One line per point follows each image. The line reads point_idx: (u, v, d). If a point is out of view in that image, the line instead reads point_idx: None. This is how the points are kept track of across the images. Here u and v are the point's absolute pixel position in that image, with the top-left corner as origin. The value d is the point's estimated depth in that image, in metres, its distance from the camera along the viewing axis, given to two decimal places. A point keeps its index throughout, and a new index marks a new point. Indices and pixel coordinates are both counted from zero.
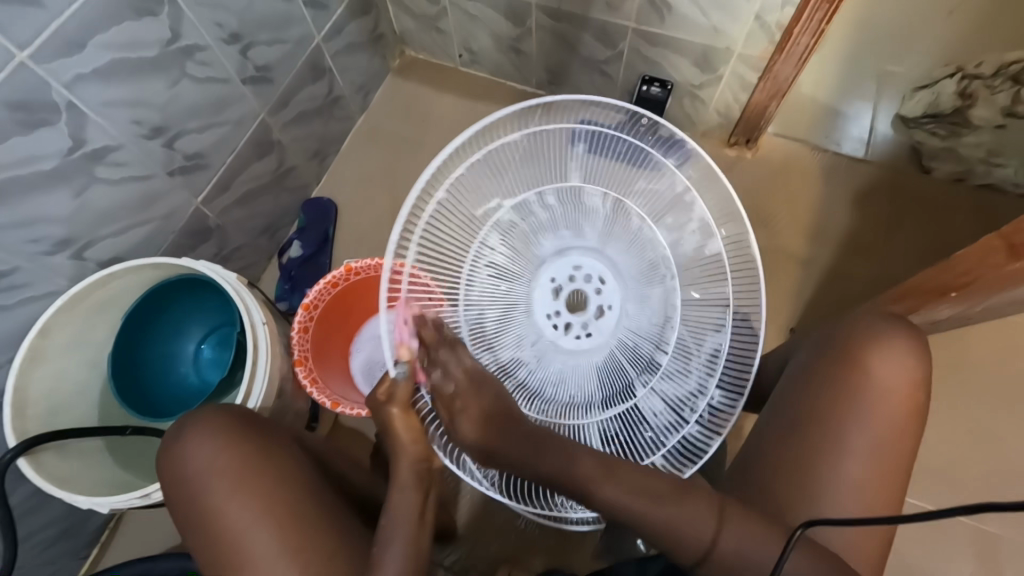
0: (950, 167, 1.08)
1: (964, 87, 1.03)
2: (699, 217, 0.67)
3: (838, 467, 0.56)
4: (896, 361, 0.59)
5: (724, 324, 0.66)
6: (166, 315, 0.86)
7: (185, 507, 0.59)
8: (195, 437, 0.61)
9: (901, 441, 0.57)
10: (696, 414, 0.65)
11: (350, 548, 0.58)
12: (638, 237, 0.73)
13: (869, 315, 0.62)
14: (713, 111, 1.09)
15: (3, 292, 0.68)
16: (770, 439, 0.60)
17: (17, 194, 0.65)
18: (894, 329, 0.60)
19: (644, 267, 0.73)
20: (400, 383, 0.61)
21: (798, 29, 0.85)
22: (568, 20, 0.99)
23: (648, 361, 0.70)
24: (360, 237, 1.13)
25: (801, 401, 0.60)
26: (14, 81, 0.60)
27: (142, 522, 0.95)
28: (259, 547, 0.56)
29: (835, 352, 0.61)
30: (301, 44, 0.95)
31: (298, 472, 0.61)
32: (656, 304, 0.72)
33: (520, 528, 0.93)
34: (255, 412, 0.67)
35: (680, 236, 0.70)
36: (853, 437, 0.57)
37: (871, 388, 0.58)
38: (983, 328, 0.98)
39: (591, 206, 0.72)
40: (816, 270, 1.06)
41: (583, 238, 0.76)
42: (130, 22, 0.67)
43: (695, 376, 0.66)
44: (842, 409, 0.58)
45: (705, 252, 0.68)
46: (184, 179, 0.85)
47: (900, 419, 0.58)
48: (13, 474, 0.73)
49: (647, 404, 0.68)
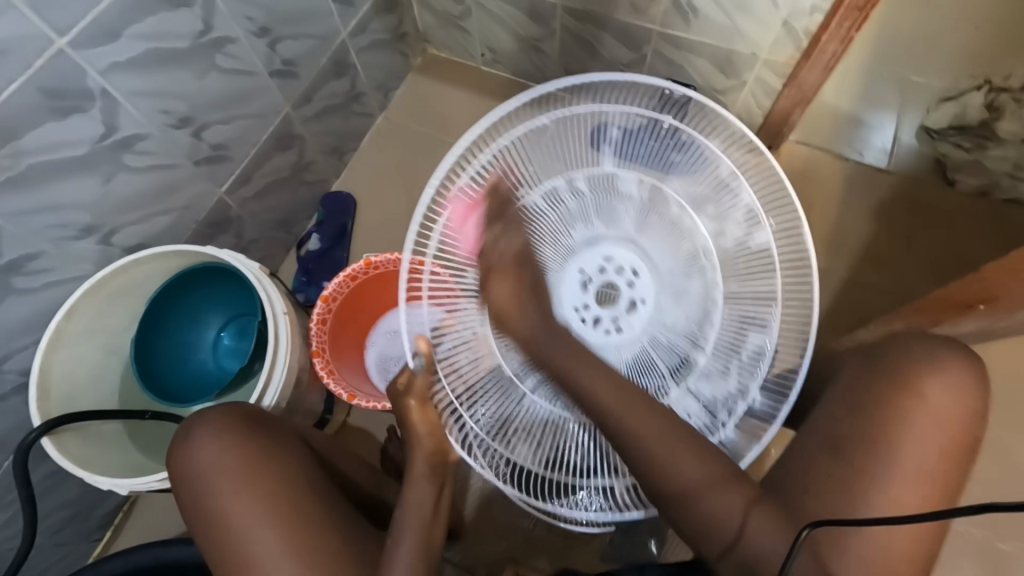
0: (974, 181, 1.07)
1: (991, 100, 1.05)
2: (747, 205, 0.68)
3: (886, 491, 0.55)
4: (951, 388, 0.57)
5: (769, 321, 0.67)
6: (187, 304, 0.87)
7: (193, 502, 0.60)
8: (205, 433, 0.61)
9: (951, 468, 0.56)
10: (733, 416, 0.66)
11: (354, 549, 0.58)
12: (677, 226, 0.72)
13: (929, 339, 0.60)
14: (734, 117, 1.09)
15: (31, 275, 0.70)
16: (815, 458, 0.59)
17: (48, 179, 0.66)
18: (957, 355, 0.58)
19: (685, 259, 0.72)
20: (418, 374, 0.63)
21: (825, 35, 0.84)
22: (592, 21, 0.99)
23: (682, 359, 0.71)
24: (377, 233, 1.13)
25: (854, 423, 0.58)
26: (51, 68, 0.61)
27: (154, 507, 0.96)
28: (266, 545, 0.56)
29: (890, 374, 0.59)
30: (326, 40, 0.96)
31: (306, 471, 0.62)
32: (692, 301, 0.72)
33: (528, 529, 0.93)
34: (263, 409, 0.67)
35: (723, 225, 0.70)
36: (904, 463, 0.55)
37: (926, 414, 0.56)
38: (1004, 345, 0.97)
39: (625, 192, 0.72)
40: (833, 280, 1.05)
41: (617, 227, 0.74)
42: (164, 14, 0.68)
43: (735, 375, 0.68)
44: (895, 433, 0.56)
45: (753, 242, 0.68)
46: (209, 169, 0.86)
47: (951, 447, 0.56)
48: (33, 454, 0.75)
49: (681, 404, 0.69)
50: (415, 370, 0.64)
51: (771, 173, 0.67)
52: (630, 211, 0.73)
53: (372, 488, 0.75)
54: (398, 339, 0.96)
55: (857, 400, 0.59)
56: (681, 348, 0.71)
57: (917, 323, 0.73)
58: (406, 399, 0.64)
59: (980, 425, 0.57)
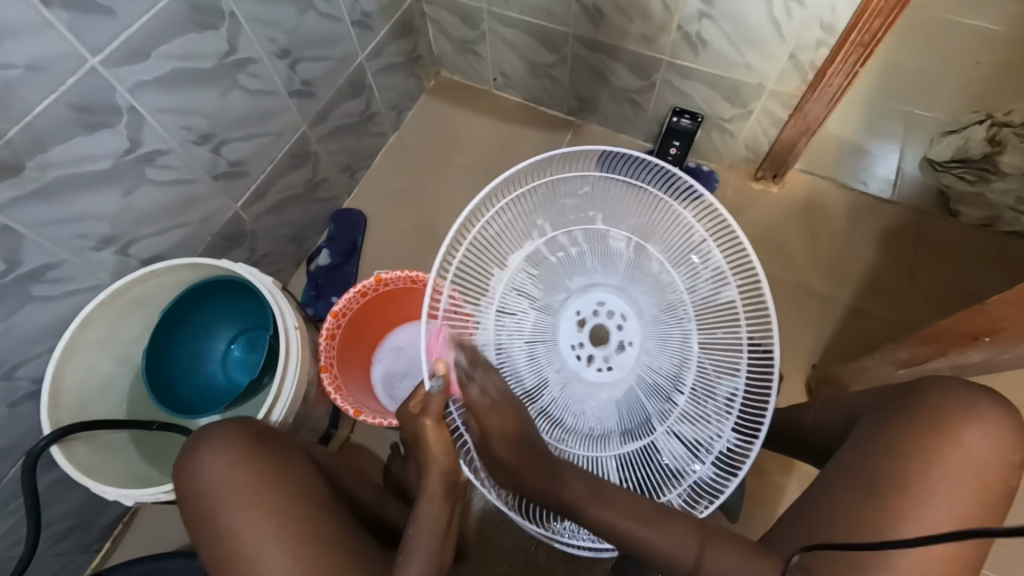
0: (977, 213, 1.08)
1: (993, 134, 1.06)
2: (715, 264, 0.66)
3: (916, 535, 0.50)
4: (991, 438, 0.53)
5: (740, 367, 0.64)
6: (198, 315, 0.88)
7: (200, 518, 0.60)
8: (217, 448, 0.62)
9: (984, 519, 0.51)
10: (713, 456, 0.62)
11: (362, 565, 0.58)
12: (657, 281, 0.70)
13: (964, 383, 0.56)
14: (740, 144, 1.10)
15: (49, 283, 0.71)
16: (834, 494, 0.55)
17: (73, 190, 0.68)
18: (996, 401, 0.54)
19: (663, 308, 0.70)
20: (434, 394, 0.58)
21: (831, 69, 0.87)
22: (603, 50, 1.02)
23: (666, 399, 0.68)
24: (386, 249, 1.15)
25: (886, 460, 0.53)
26: (82, 84, 0.63)
27: (154, 520, 0.95)
28: (273, 563, 0.56)
29: (926, 411, 0.55)
30: (345, 62, 0.99)
31: (311, 487, 0.62)
32: (676, 346, 0.69)
33: (529, 552, 0.92)
34: (272, 425, 0.68)
35: (695, 282, 0.68)
36: (937, 509, 0.51)
37: (962, 458, 0.52)
38: (1008, 375, 0.97)
39: (614, 249, 0.71)
40: (838, 308, 1.06)
41: (611, 275, 0.73)
42: (191, 34, 0.71)
43: (713, 420, 0.64)
44: (928, 475, 0.52)
45: (722, 298, 0.66)
46: (226, 184, 0.88)
47: (985, 496, 0.52)
48: (41, 461, 0.75)
49: (665, 446, 0.66)
50: (431, 390, 0.58)
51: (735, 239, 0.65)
52: (615, 266, 0.72)
53: (377, 506, 0.75)
54: (404, 356, 0.97)
55: (884, 437, 0.55)
56: (663, 391, 0.68)
57: (923, 353, 0.72)
58: (421, 420, 0.57)
59: (1016, 477, 0.53)
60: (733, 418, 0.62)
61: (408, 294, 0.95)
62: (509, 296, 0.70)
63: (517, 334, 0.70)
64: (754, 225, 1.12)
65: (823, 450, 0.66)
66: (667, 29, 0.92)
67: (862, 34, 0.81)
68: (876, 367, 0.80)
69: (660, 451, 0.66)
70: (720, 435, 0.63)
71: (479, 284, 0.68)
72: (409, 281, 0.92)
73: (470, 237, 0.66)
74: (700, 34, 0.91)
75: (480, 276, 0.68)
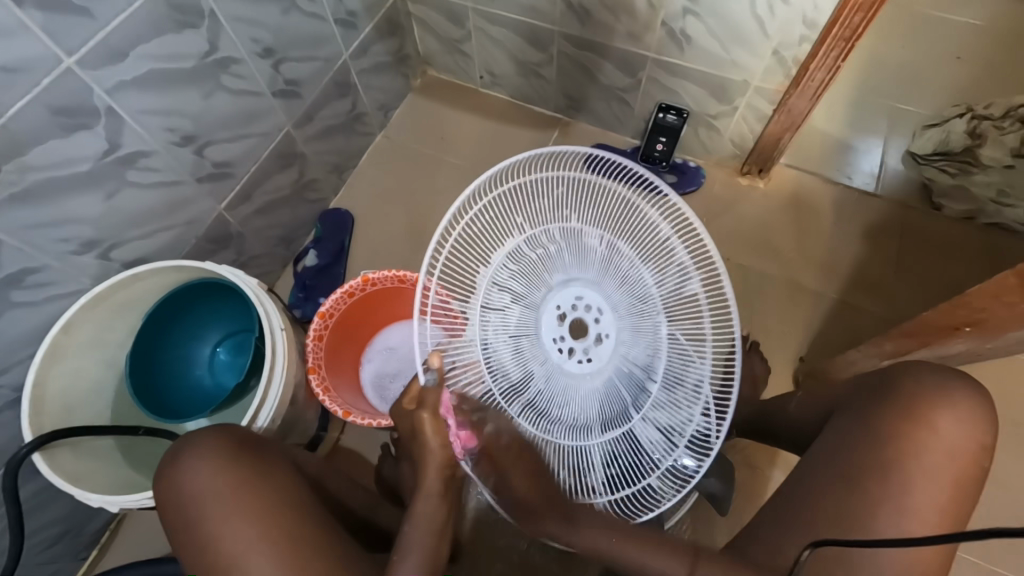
0: (959, 206, 1.09)
1: (973, 127, 1.06)
2: (680, 260, 0.65)
3: (896, 524, 0.51)
4: (964, 422, 0.54)
5: (705, 352, 0.64)
6: (183, 320, 0.87)
7: (184, 526, 0.59)
8: (196, 456, 0.61)
9: (960, 503, 0.52)
10: (686, 439, 0.63)
11: (353, 569, 0.57)
12: (628, 275, 0.68)
13: (934, 367, 0.57)
14: (727, 141, 1.11)
15: (30, 288, 0.70)
16: (815, 486, 0.55)
17: (52, 194, 0.67)
18: (965, 385, 0.55)
19: (635, 301, 0.68)
20: (432, 389, 0.56)
21: (814, 64, 0.88)
22: (590, 48, 1.02)
23: (642, 389, 0.67)
24: (375, 250, 1.14)
25: (864, 450, 0.54)
26: (59, 86, 0.62)
27: (143, 526, 0.94)
28: (261, 568, 0.55)
29: (900, 400, 0.55)
30: (330, 62, 0.98)
31: (298, 493, 0.62)
32: (648, 337, 0.67)
33: (522, 550, 0.92)
34: (256, 432, 0.68)
35: (663, 276, 0.66)
36: (913, 495, 0.52)
37: (936, 445, 0.53)
38: (991, 366, 0.98)
39: (587, 244, 0.68)
40: (825, 302, 1.07)
41: (586, 268, 0.70)
42: (171, 34, 0.70)
43: (683, 406, 0.64)
44: (903, 463, 0.53)
45: (687, 292, 0.65)
46: (211, 186, 0.87)
47: (960, 479, 0.52)
48: (25, 470, 0.74)
49: (642, 433, 0.65)
50: (426, 385, 0.57)
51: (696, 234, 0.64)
52: (590, 262, 0.69)
53: (368, 508, 0.74)
54: (393, 356, 0.97)
55: (861, 427, 0.56)
56: (638, 381, 0.67)
57: (908, 345, 0.73)
58: (419, 412, 0.55)
59: (989, 459, 0.54)
60: (701, 403, 0.63)
61: (397, 294, 0.94)
62: (492, 291, 0.69)
63: (500, 328, 0.69)
64: (742, 220, 1.13)
65: (804, 438, 0.68)
66: (653, 26, 0.93)
67: (844, 29, 0.81)
68: (862, 360, 0.81)
69: (635, 436, 0.66)
70: (688, 420, 0.63)
71: (464, 282, 0.70)
72: (397, 281, 0.92)
73: (446, 246, 0.63)
74: (685, 30, 0.91)
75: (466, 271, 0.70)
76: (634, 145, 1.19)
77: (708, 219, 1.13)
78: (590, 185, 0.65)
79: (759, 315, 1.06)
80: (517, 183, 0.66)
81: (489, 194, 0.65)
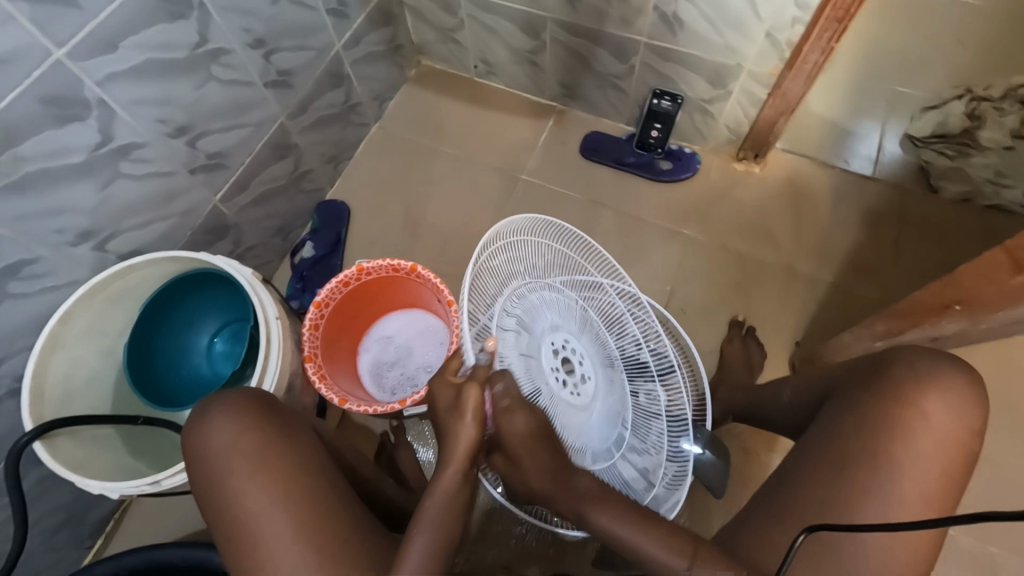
0: (957, 188, 1.09)
1: (972, 109, 1.06)
2: (633, 331, 0.75)
3: (886, 512, 0.52)
4: (955, 406, 0.54)
5: (660, 412, 0.72)
6: (181, 307, 0.88)
7: (202, 482, 0.59)
8: (222, 417, 0.61)
9: (948, 489, 0.53)
10: (654, 485, 0.68)
11: (365, 535, 0.57)
12: (598, 335, 0.72)
13: (921, 352, 0.58)
14: (722, 126, 1.10)
15: (27, 279, 0.70)
16: (805, 469, 0.56)
17: (45, 185, 0.67)
18: (959, 372, 0.56)
19: (605, 358, 0.72)
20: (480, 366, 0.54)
21: (807, 47, 0.87)
22: (583, 34, 1.02)
23: (618, 432, 0.70)
24: (371, 239, 1.14)
25: (852, 437, 0.54)
26: (49, 77, 0.62)
27: (146, 514, 0.96)
28: (275, 527, 0.54)
29: (890, 386, 0.56)
30: (323, 52, 0.98)
31: (317, 458, 0.61)
32: (619, 390, 0.71)
33: (519, 534, 0.93)
34: (274, 397, 0.67)
35: (621, 340, 0.75)
36: (905, 479, 0.52)
37: (928, 429, 0.53)
38: (987, 347, 0.98)
39: (570, 299, 0.71)
40: (821, 286, 1.06)
41: (571, 319, 0.70)
42: (162, 25, 0.71)
43: (648, 450, 0.70)
44: (894, 446, 0.53)
45: (640, 356, 0.74)
46: (205, 177, 0.87)
47: (949, 463, 0.53)
48: (28, 459, 0.75)
49: (620, 470, 0.69)
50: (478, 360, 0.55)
51: (643, 308, 0.78)
52: (574, 314, 0.70)
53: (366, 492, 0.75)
54: (391, 345, 0.97)
55: (855, 410, 0.56)
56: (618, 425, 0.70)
57: (900, 326, 0.73)
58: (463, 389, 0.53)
59: (979, 445, 0.54)
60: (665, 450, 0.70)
61: (392, 283, 0.94)
62: (506, 313, 0.61)
63: (509, 352, 0.60)
64: (738, 206, 1.13)
65: (800, 424, 0.68)
66: (645, 11, 0.92)
67: (837, 10, 0.81)
68: (855, 343, 0.81)
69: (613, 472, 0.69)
70: (658, 463, 0.69)
71: (479, 298, 0.61)
72: (391, 270, 0.91)
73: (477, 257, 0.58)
74: (678, 15, 0.91)
75: (480, 288, 0.61)
76: (629, 132, 1.19)
77: (704, 205, 1.13)
78: (568, 259, 0.74)
79: (755, 300, 1.06)
80: (527, 236, 0.69)
81: (507, 229, 0.65)
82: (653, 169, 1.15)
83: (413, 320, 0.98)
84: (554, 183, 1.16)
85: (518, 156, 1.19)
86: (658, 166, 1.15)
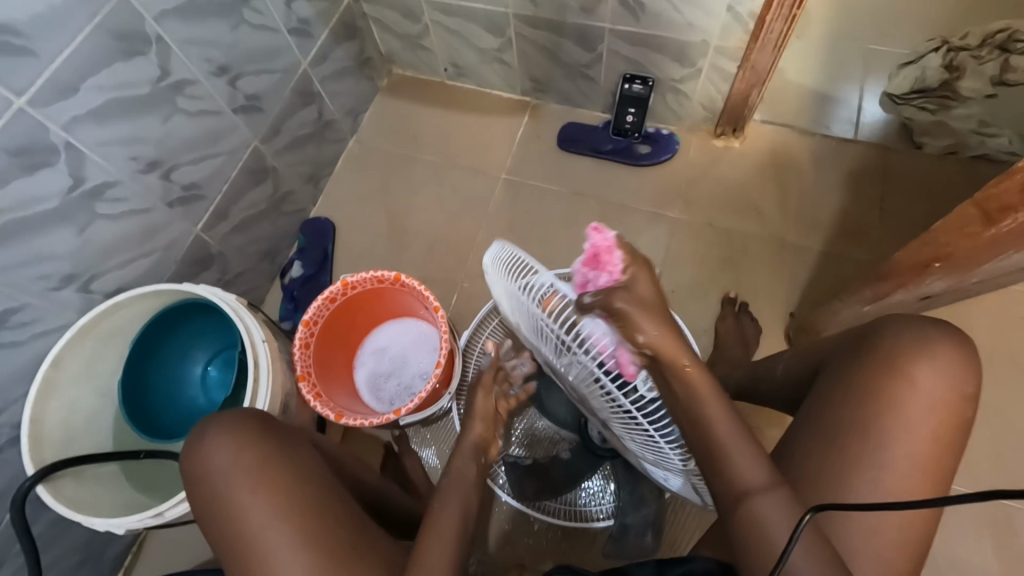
0: (941, 142, 1.07)
1: (949, 60, 1.05)
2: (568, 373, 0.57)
3: (881, 480, 0.51)
4: (941, 368, 0.53)
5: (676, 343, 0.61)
6: (171, 339, 0.88)
7: (205, 504, 0.59)
8: (218, 438, 0.61)
9: (944, 450, 0.52)
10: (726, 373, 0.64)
11: (367, 544, 0.57)
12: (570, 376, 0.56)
13: (905, 318, 0.57)
14: (697, 105, 1.10)
15: (15, 327, 0.72)
16: (801, 445, 0.55)
17: (23, 235, 0.68)
18: (945, 332, 0.55)
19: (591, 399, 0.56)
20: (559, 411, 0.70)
21: (769, 17, 0.86)
22: (547, 28, 1.02)
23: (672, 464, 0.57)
24: (358, 253, 1.14)
25: (842, 408, 0.54)
26: (14, 127, 0.64)
27: (162, 546, 0.97)
28: (277, 544, 0.55)
29: (880, 352, 0.55)
30: (289, 72, 0.99)
31: (315, 471, 0.61)
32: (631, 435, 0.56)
33: (533, 532, 0.93)
34: (271, 412, 0.66)
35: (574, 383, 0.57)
36: (896, 445, 0.52)
37: (916, 392, 0.52)
38: (989, 299, 0.96)
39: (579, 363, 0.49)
40: (812, 255, 1.05)
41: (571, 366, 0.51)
42: (122, 63, 0.72)
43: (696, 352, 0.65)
44: (885, 413, 0.52)
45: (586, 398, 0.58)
46: (184, 209, 0.88)
47: (943, 425, 0.52)
48: (36, 504, 0.77)
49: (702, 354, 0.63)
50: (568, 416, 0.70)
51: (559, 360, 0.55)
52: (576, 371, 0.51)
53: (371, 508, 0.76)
54: (385, 356, 0.98)
55: (842, 379, 0.55)
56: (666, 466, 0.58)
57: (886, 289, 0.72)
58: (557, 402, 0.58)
59: (971, 407, 0.54)
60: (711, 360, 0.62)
61: (378, 295, 0.94)
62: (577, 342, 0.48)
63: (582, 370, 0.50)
64: (722, 182, 1.12)
65: (797, 398, 0.68)
66: None
67: None
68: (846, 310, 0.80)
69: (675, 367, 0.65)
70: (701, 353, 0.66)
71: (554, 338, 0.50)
72: (376, 282, 0.91)
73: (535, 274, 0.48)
74: None
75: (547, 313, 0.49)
76: (604, 119, 1.18)
77: (687, 186, 1.12)
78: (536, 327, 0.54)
79: (745, 275, 1.05)
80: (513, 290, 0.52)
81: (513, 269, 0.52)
82: (632, 154, 1.14)
83: (405, 329, 0.99)
84: (537, 179, 1.16)
85: (497, 155, 1.19)
86: (637, 151, 1.14)
